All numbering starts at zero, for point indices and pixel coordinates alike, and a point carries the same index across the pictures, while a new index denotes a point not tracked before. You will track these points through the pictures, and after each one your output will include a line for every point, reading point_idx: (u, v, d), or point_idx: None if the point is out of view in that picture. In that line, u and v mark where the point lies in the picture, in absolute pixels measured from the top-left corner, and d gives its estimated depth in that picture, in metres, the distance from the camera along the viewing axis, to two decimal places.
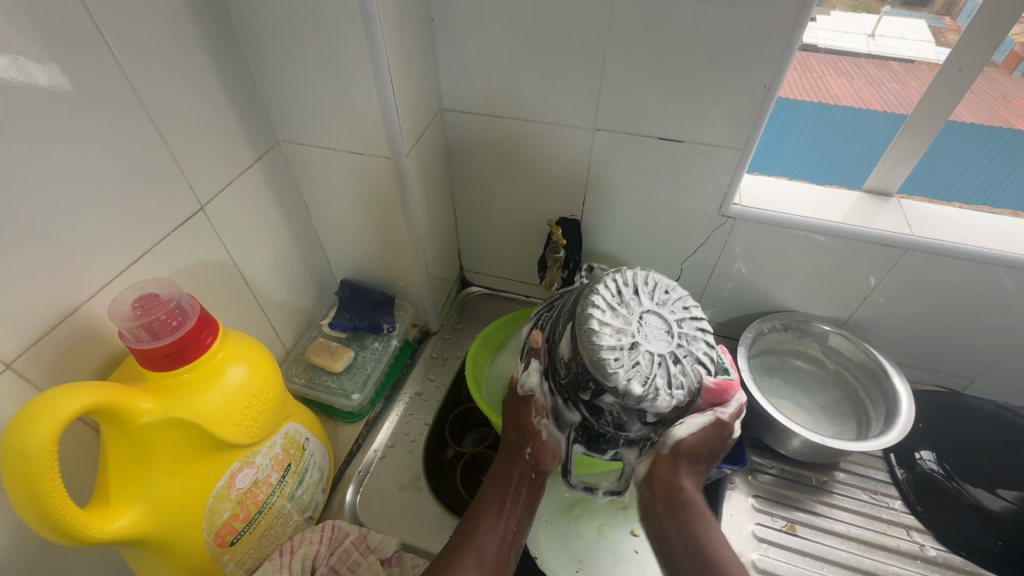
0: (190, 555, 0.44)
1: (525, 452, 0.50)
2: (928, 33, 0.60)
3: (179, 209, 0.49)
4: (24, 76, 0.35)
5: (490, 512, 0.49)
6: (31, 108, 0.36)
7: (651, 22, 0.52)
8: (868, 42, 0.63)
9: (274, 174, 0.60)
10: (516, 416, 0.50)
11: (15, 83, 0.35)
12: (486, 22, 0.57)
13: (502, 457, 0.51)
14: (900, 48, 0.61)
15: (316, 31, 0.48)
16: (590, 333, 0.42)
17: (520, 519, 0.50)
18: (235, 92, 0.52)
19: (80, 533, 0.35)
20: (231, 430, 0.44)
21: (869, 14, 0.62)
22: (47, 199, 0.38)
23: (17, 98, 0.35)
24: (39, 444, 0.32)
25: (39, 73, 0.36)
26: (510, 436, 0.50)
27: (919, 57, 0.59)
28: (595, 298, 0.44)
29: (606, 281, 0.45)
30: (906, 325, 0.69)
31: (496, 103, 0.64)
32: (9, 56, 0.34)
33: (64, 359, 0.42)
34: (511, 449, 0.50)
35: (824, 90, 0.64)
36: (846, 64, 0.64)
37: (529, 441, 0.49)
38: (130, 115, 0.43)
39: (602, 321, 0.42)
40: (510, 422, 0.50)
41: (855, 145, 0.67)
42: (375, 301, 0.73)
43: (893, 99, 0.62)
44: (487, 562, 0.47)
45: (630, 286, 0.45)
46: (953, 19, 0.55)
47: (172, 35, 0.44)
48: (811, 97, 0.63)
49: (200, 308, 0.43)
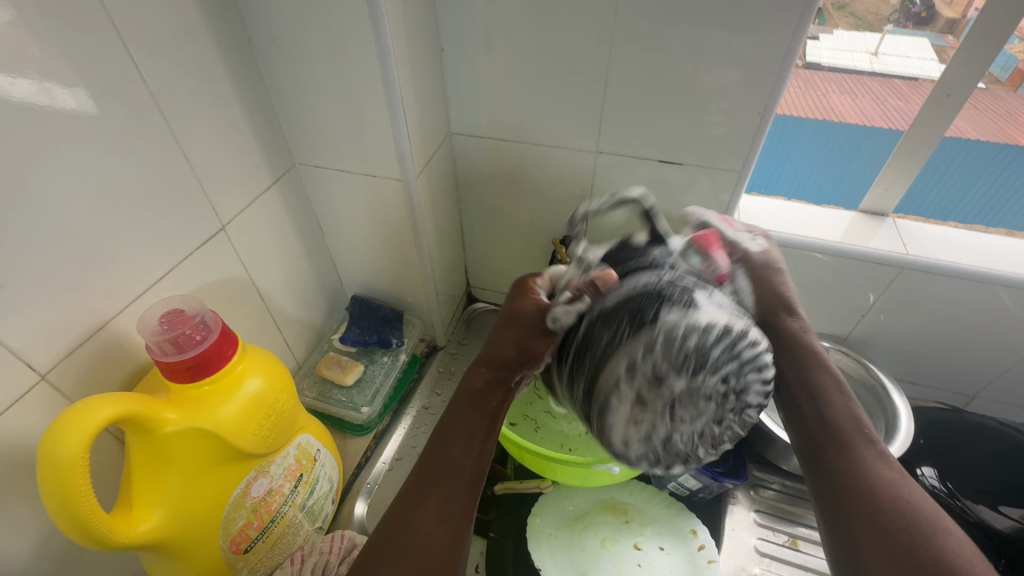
0: (207, 562, 0.46)
1: (514, 378, 0.45)
2: (930, 51, 0.61)
3: (203, 228, 0.52)
4: (53, 102, 0.37)
5: (456, 447, 0.42)
6: (66, 134, 0.39)
7: (650, 50, 0.55)
8: (872, 60, 0.68)
9: (289, 194, 0.63)
10: (522, 335, 0.44)
11: (45, 108, 0.37)
12: (492, 50, 0.60)
13: (484, 377, 0.45)
14: (904, 66, 0.64)
15: (332, 59, 0.52)
16: (613, 449, 0.35)
17: (489, 453, 0.43)
18: (255, 117, 0.56)
19: (107, 537, 0.37)
20: (247, 439, 0.45)
21: (873, 33, 0.66)
22: (80, 219, 0.41)
23: (52, 124, 0.38)
24: (72, 451, 0.34)
25: (67, 98, 0.38)
26: (505, 355, 0.45)
27: (923, 74, 0.62)
28: (613, 418, 0.34)
29: (620, 389, 0.34)
30: (905, 342, 0.70)
31: (503, 126, 0.66)
32: (38, 82, 0.36)
33: (93, 371, 0.44)
34: (499, 374, 0.45)
35: (827, 107, 0.68)
36: (850, 82, 0.69)
37: (525, 365, 0.44)
38: (157, 140, 0.45)
39: (624, 439, 0.34)
40: (514, 336, 0.45)
41: (859, 164, 0.69)
42: (384, 316, 0.75)
43: (898, 114, 0.65)
44: (455, 505, 0.40)
45: (652, 375, 0.32)
46: (955, 36, 0.57)
47: (197, 64, 0.47)
48: (813, 114, 0.68)
49: (222, 322, 0.45)
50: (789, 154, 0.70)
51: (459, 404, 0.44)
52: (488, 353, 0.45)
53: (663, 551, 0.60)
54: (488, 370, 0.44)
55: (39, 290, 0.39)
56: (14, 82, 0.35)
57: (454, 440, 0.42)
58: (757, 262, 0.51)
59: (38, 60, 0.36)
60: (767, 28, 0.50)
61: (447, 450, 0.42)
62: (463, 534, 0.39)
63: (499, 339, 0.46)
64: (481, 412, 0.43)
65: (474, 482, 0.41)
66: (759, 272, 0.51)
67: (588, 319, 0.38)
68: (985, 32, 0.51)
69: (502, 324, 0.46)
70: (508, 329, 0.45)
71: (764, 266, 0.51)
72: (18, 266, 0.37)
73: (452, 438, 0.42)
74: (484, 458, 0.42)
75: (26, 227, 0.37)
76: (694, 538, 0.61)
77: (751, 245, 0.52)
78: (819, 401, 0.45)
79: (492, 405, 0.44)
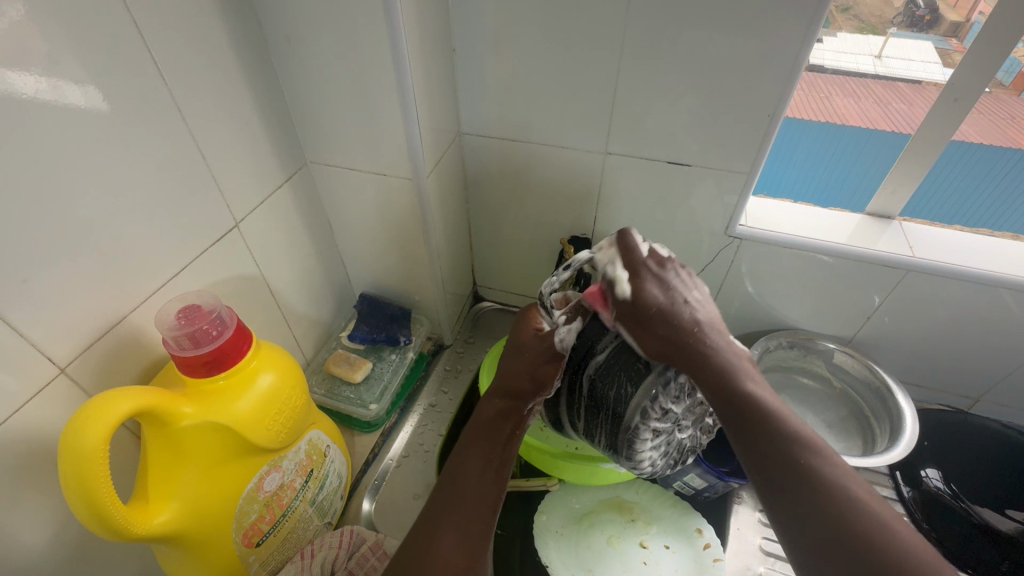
0: (219, 555, 0.46)
1: (525, 407, 0.48)
2: (934, 55, 0.61)
3: (216, 225, 0.52)
4: (62, 99, 0.37)
5: (472, 473, 0.44)
6: (79, 130, 0.39)
7: (660, 51, 0.55)
8: (874, 62, 0.66)
9: (300, 192, 0.64)
10: (532, 364, 0.48)
11: (54, 104, 0.37)
12: (502, 50, 0.60)
13: (496, 409, 0.48)
14: (907, 69, 0.63)
15: (346, 59, 0.52)
16: (644, 456, 0.48)
17: (503, 482, 0.45)
18: (269, 116, 0.56)
19: (124, 528, 0.38)
20: (261, 434, 0.46)
21: (875, 35, 0.64)
22: (97, 215, 0.41)
23: (66, 121, 0.38)
24: (94, 443, 0.35)
25: (75, 95, 0.38)
26: (517, 385, 0.48)
27: (926, 78, 0.60)
28: (642, 438, 0.47)
29: (646, 418, 0.46)
30: (910, 344, 0.70)
31: (512, 126, 0.67)
32: (47, 77, 0.36)
33: (110, 365, 0.44)
34: (512, 402, 0.48)
35: (831, 108, 0.67)
36: (852, 84, 0.68)
37: (536, 394, 0.48)
38: (173, 137, 0.46)
39: (650, 446, 0.48)
40: (524, 368, 0.48)
41: (863, 165, 0.69)
42: (391, 315, 0.76)
43: (900, 117, 0.64)
44: (470, 533, 0.40)
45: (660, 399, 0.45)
46: (959, 41, 0.58)
47: (213, 63, 0.48)
48: (819, 117, 0.66)
49: (237, 319, 0.46)
50: (790, 159, 0.70)
51: (475, 435, 0.46)
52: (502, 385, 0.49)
53: (668, 549, 0.61)
54: (502, 401, 0.48)
55: (60, 284, 0.39)
56: (21, 77, 0.35)
57: (471, 469, 0.44)
58: (641, 307, 0.44)
59: (59, 56, 0.37)
60: (778, 30, 0.51)
61: (462, 477, 0.43)
62: (479, 562, 0.39)
63: (508, 375, 0.49)
64: (495, 441, 0.46)
65: (488, 509, 0.42)
66: (641, 318, 0.44)
67: (592, 378, 0.48)
68: (994, 36, 0.51)
69: (510, 356, 0.50)
70: (516, 363, 0.49)
71: (640, 312, 0.44)
72: (38, 260, 0.38)
73: (466, 469, 0.44)
74: (497, 485, 0.44)
75: (46, 221, 0.38)
76: (700, 537, 0.61)
77: (619, 286, 0.45)
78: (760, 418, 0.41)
79: (505, 432, 0.47)
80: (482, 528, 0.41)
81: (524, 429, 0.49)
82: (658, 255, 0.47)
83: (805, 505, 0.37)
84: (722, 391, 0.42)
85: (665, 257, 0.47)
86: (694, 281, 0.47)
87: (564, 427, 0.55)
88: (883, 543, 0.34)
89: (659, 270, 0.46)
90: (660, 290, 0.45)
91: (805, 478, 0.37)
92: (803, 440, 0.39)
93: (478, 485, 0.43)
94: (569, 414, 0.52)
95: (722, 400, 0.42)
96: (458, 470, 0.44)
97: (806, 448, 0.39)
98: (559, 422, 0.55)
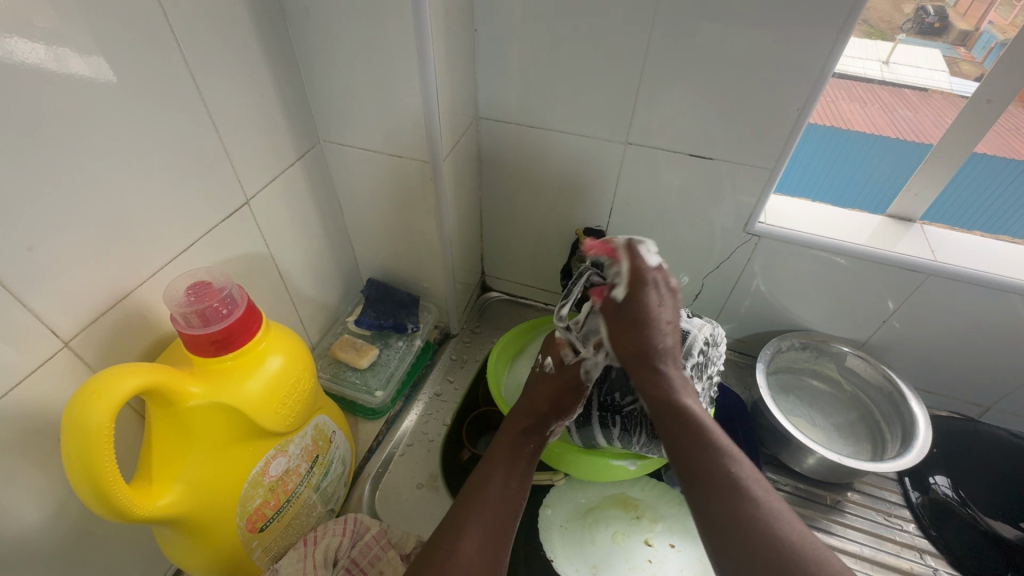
0: (224, 538, 0.45)
1: (548, 428, 0.55)
2: (942, 63, 0.62)
3: (227, 202, 0.51)
4: (66, 68, 0.35)
5: (499, 471, 0.49)
6: (83, 98, 0.37)
7: (687, 40, 0.53)
8: (883, 68, 0.62)
9: (312, 171, 0.62)
10: (557, 393, 0.55)
11: (55, 74, 0.35)
12: (525, 33, 0.58)
13: (509, 421, 0.54)
14: (914, 76, 0.63)
15: (366, 34, 0.50)
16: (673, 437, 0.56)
17: (520, 499, 0.49)
18: (284, 91, 0.54)
19: (126, 509, 0.37)
20: (268, 417, 0.45)
21: (885, 41, 0.60)
22: (101, 187, 0.39)
23: (70, 88, 0.36)
24: (99, 417, 0.34)
25: (80, 65, 0.36)
26: (541, 407, 0.55)
27: (932, 85, 0.61)
28: None
29: None
30: (925, 351, 0.70)
31: (529, 111, 0.65)
32: (46, 45, 0.34)
33: (115, 340, 0.43)
34: (536, 422, 0.54)
35: (836, 115, 0.64)
36: (859, 90, 0.63)
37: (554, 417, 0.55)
38: (187, 111, 0.44)
39: None
40: (551, 396, 0.55)
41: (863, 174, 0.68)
42: (399, 301, 0.74)
43: (904, 125, 0.64)
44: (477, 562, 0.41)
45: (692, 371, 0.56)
46: (969, 49, 0.58)
47: (231, 34, 0.46)
48: (823, 122, 0.63)
49: (247, 297, 0.44)
50: (800, 163, 0.68)
51: (502, 446, 0.52)
52: (528, 406, 0.55)
53: (673, 548, 0.60)
54: (526, 419, 0.54)
55: (63, 257, 0.38)
56: (22, 44, 0.33)
57: (495, 475, 0.48)
58: (632, 321, 0.49)
59: (72, 23, 0.35)
60: (814, 23, 0.49)
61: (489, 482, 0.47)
62: (501, 560, 0.43)
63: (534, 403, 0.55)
64: (520, 454, 0.52)
65: (510, 514, 0.46)
66: (625, 323, 0.49)
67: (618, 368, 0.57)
68: None
69: (536, 380, 0.58)
70: (540, 387, 0.56)
71: (624, 317, 0.49)
72: (40, 228, 0.36)
73: (491, 476, 0.48)
74: (519, 494, 0.49)
75: (48, 190, 0.36)
76: None
77: (618, 288, 0.50)
78: (692, 428, 0.45)
79: (528, 447, 0.52)
80: (505, 528, 0.45)
81: (541, 449, 0.55)
82: (659, 269, 0.51)
83: (730, 503, 0.39)
84: (664, 413, 0.47)
85: (660, 269, 0.51)
86: (667, 297, 0.50)
87: (592, 437, 0.59)
88: (760, 534, 0.37)
89: (650, 279, 0.49)
90: (637, 256, 0.50)
91: (730, 485, 0.40)
92: (730, 455, 0.42)
93: (503, 494, 0.47)
94: (603, 429, 0.58)
95: (663, 413, 0.47)
96: (485, 478, 0.48)
97: (730, 460, 0.42)
98: (586, 435, 0.59)
